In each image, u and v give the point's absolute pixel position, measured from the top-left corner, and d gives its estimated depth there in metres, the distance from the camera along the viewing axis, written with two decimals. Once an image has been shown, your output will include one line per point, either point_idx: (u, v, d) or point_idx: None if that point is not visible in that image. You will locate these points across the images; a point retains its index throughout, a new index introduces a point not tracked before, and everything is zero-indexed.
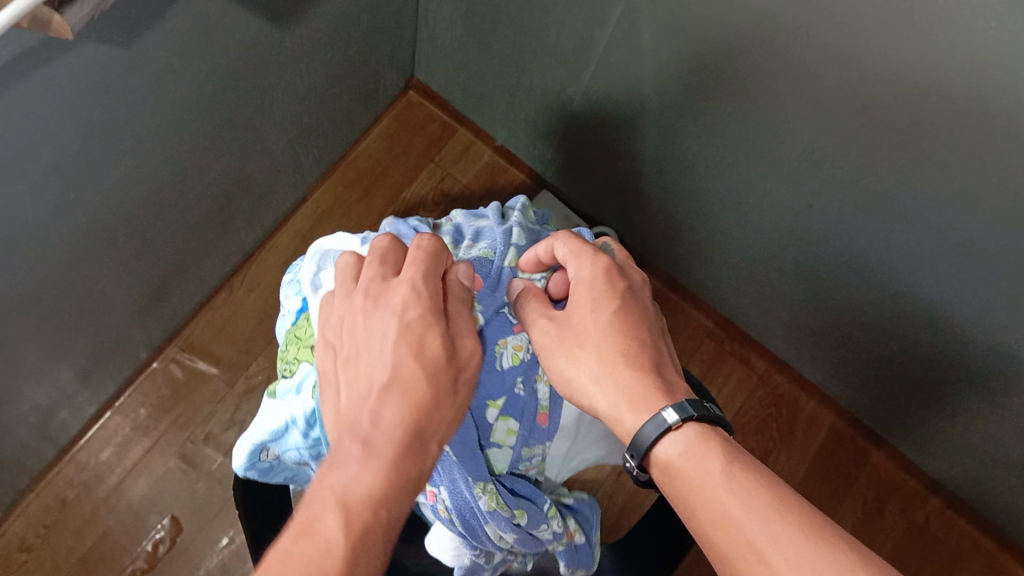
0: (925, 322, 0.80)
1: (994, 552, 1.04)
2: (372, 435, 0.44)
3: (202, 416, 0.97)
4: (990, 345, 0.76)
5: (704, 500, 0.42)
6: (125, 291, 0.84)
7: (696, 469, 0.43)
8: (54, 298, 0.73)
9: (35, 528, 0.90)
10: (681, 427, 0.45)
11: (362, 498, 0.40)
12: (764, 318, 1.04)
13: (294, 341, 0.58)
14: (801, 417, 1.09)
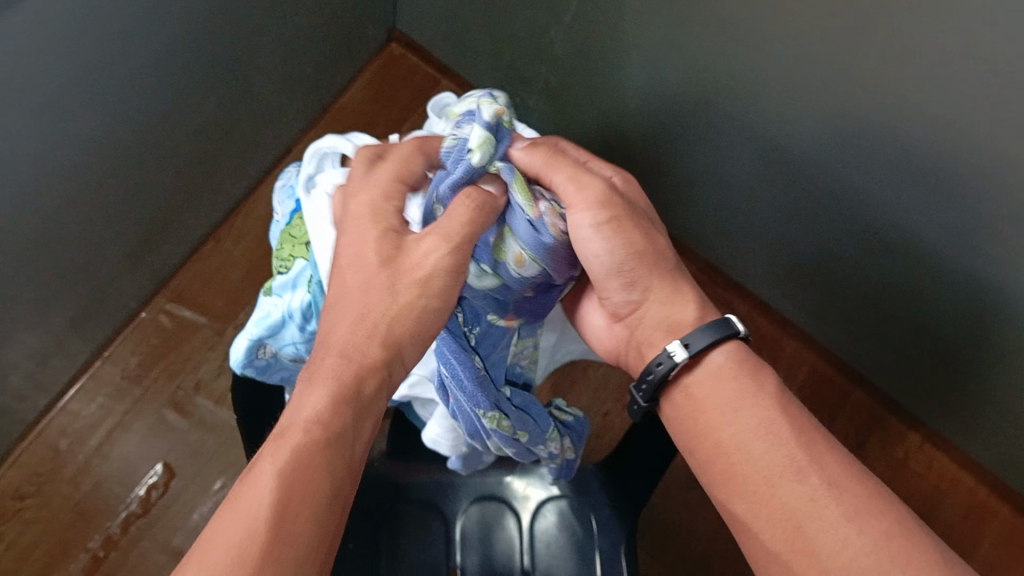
0: (900, 258, 0.82)
1: (974, 485, 1.05)
2: (337, 364, 0.46)
3: (192, 364, 0.98)
4: (961, 277, 0.77)
5: (738, 418, 0.49)
6: (108, 242, 0.85)
7: (727, 393, 0.51)
8: (41, 244, 0.74)
9: (29, 477, 0.91)
10: (716, 349, 0.52)
11: (308, 432, 0.43)
12: (745, 260, 1.05)
13: (289, 239, 0.61)
14: (783, 358, 1.11)
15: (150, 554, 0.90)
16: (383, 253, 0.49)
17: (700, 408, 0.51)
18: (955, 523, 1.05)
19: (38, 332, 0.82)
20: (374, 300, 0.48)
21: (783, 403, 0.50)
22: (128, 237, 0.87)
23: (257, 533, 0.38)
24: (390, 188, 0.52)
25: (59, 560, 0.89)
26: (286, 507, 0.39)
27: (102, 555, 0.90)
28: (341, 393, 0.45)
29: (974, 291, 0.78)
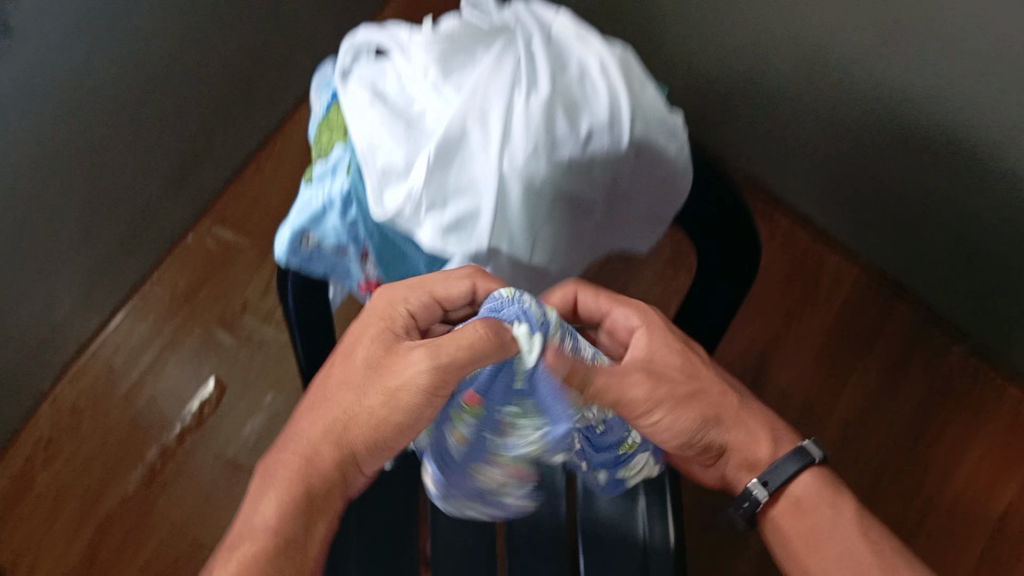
0: (935, 163, 0.80)
1: (1021, 399, 1.01)
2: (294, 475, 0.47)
3: (238, 286, 1.00)
4: (994, 182, 0.75)
5: (839, 541, 0.49)
6: (135, 163, 0.86)
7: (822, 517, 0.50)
8: (60, 165, 0.77)
9: (84, 394, 0.96)
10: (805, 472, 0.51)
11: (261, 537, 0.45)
12: (788, 174, 1.03)
13: (327, 125, 0.57)
14: (825, 276, 1.09)
15: (204, 467, 0.95)
16: (373, 358, 0.47)
17: (804, 538, 0.50)
18: (999, 437, 1.01)
19: (66, 256, 0.85)
20: (350, 400, 0.47)
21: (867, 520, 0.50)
22: (158, 159, 0.88)
23: None
24: (388, 300, 0.49)
25: (117, 473, 0.95)
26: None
27: (159, 468, 0.95)
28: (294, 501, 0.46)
29: (997, 196, 0.76)
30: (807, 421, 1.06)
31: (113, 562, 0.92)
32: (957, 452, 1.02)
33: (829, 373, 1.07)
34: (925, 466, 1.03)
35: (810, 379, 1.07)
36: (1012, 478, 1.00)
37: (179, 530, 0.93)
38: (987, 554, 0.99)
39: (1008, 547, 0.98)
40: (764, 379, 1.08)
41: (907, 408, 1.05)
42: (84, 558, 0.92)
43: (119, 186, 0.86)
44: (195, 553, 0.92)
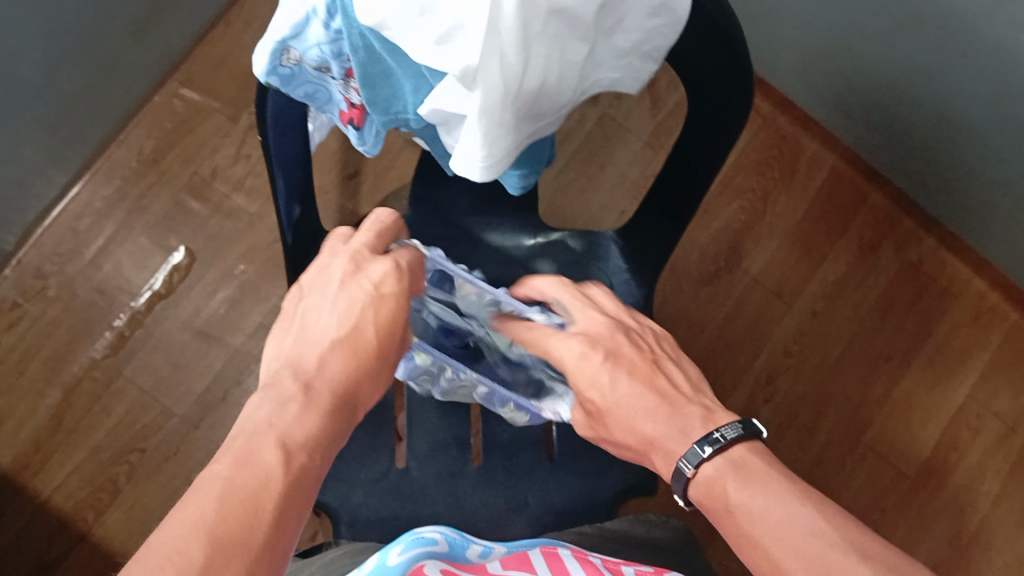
0: (922, 33, 0.78)
1: (984, 288, 1.05)
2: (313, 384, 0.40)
3: (207, 150, 0.97)
4: (983, 47, 0.74)
5: (743, 526, 0.40)
6: (98, 10, 0.82)
7: (729, 490, 0.41)
8: (28, 12, 0.75)
9: (50, 257, 0.94)
10: (711, 458, 0.42)
11: (301, 440, 0.36)
12: (767, 56, 1.01)
13: None
14: (802, 158, 1.06)
15: (173, 332, 0.94)
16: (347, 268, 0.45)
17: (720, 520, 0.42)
18: (962, 324, 1.05)
19: (34, 109, 0.83)
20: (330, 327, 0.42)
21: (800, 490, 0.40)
22: (121, 7, 0.85)
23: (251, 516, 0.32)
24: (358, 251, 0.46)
25: (84, 337, 0.94)
26: (290, 490, 0.34)
27: (126, 334, 0.94)
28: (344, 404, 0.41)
29: (988, 68, 0.76)
30: (779, 307, 1.04)
31: (83, 424, 0.92)
32: (921, 336, 1.04)
33: (802, 259, 1.05)
34: (890, 351, 1.04)
35: (783, 265, 1.05)
36: (971, 364, 1.04)
37: (147, 397, 0.93)
38: (943, 436, 1.02)
39: (964, 427, 1.02)
40: (736, 263, 1.05)
41: (877, 292, 1.05)
42: (51, 421, 0.92)
43: (83, 35, 0.83)
44: (165, 417, 0.93)
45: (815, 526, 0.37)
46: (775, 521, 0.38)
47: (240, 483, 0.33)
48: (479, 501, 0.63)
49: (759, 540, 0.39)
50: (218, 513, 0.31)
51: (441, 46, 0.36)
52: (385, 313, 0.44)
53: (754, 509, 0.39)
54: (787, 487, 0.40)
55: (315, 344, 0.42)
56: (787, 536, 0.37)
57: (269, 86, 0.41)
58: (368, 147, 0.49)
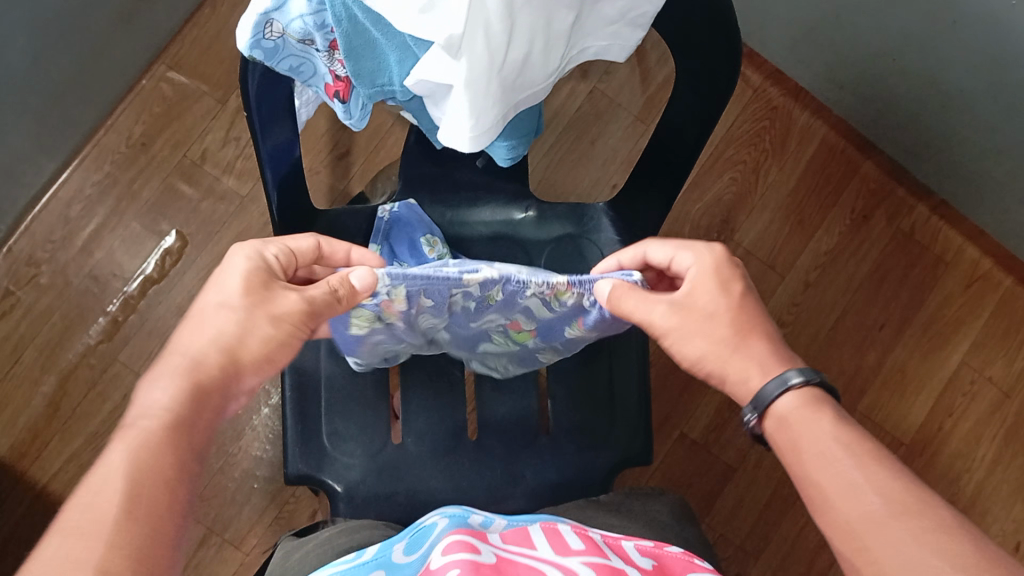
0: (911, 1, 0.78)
1: (977, 256, 1.05)
2: (186, 370, 0.44)
3: (197, 134, 0.97)
4: (971, 14, 0.74)
5: (819, 453, 0.43)
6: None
7: (811, 421, 0.44)
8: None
9: (41, 244, 0.94)
10: (795, 390, 0.46)
11: (169, 426, 0.41)
12: (756, 28, 1.01)
13: None
14: (794, 129, 1.06)
15: (167, 317, 0.94)
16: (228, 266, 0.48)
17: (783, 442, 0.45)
18: (956, 292, 1.05)
19: (22, 96, 0.83)
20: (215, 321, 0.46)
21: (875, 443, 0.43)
22: None
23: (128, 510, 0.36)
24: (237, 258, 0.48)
25: (78, 323, 0.94)
26: (156, 479, 0.38)
27: (121, 320, 0.94)
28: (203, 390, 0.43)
29: (975, 33, 0.76)
30: (773, 278, 1.04)
31: (80, 411, 0.92)
32: (915, 304, 1.05)
33: (795, 231, 1.05)
34: (884, 320, 1.04)
35: (777, 235, 1.05)
36: (965, 332, 1.04)
37: (143, 382, 0.93)
38: (938, 404, 1.03)
39: (959, 395, 1.03)
40: (728, 236, 1.04)
41: (869, 263, 1.05)
42: (48, 409, 0.92)
43: (69, 20, 0.82)
44: None
45: (884, 475, 0.41)
46: (852, 459, 0.42)
47: (130, 492, 0.37)
48: (478, 474, 0.63)
49: (826, 476, 0.42)
50: (111, 519, 0.36)
51: (425, 16, 0.36)
52: (258, 273, 0.47)
53: (818, 456, 0.43)
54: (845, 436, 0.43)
55: (223, 329, 0.45)
56: (855, 480, 0.41)
57: (253, 58, 0.41)
58: (355, 121, 0.48)
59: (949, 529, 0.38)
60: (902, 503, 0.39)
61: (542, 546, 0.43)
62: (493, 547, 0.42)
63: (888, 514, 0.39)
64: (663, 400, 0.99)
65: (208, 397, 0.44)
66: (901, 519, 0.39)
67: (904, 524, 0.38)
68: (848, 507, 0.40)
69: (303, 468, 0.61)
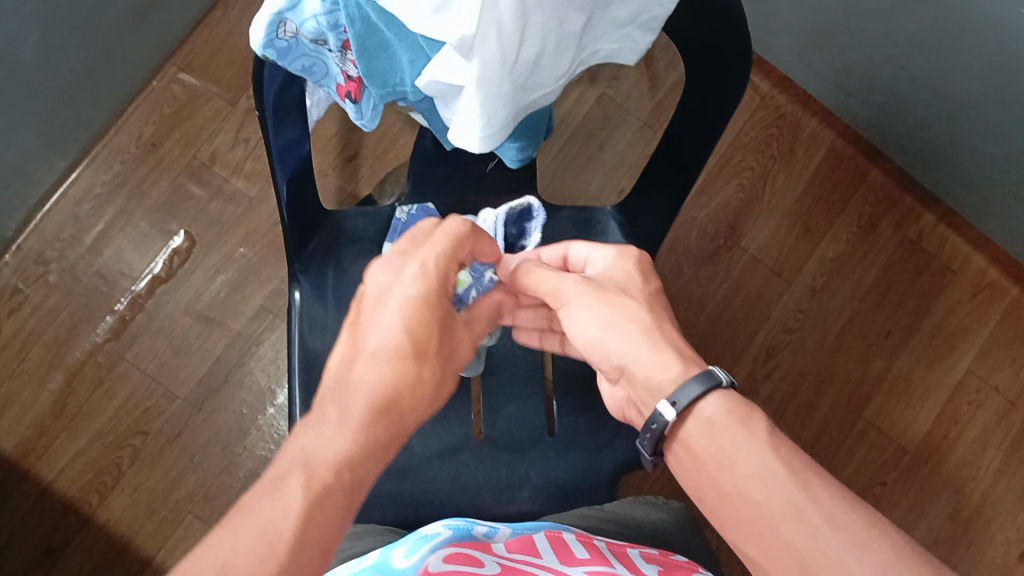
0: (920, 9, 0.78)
1: (984, 264, 1.05)
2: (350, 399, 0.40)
3: (206, 134, 0.97)
4: (980, 22, 0.74)
5: (748, 475, 0.40)
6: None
7: (735, 442, 0.41)
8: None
9: (50, 243, 0.95)
10: (708, 399, 0.43)
11: (347, 465, 0.37)
12: (765, 35, 1.01)
13: None
14: (801, 136, 1.06)
15: (175, 316, 0.95)
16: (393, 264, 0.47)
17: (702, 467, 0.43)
18: (963, 301, 1.05)
19: (34, 95, 0.83)
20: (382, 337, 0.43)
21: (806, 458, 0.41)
22: None
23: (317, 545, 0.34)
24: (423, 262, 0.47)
25: (85, 321, 0.94)
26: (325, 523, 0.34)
27: (128, 318, 0.95)
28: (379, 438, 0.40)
29: (982, 41, 0.76)
30: (779, 285, 1.04)
31: (86, 409, 0.92)
32: (921, 312, 1.05)
33: (802, 238, 1.05)
34: (890, 327, 1.04)
35: (783, 242, 1.05)
36: (972, 340, 1.04)
37: (150, 381, 0.93)
38: (943, 412, 1.03)
39: (964, 403, 1.03)
40: (735, 242, 1.05)
41: (875, 270, 1.05)
42: (55, 406, 0.92)
43: (82, 20, 0.83)
44: (168, 401, 0.93)
45: (825, 494, 0.39)
46: (787, 484, 0.39)
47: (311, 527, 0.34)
48: (482, 474, 0.64)
49: (765, 493, 0.40)
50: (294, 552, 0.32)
51: (437, 17, 0.36)
52: (432, 310, 0.45)
53: (746, 476, 0.41)
54: (766, 439, 0.41)
55: (403, 371, 0.42)
56: (794, 500, 0.39)
57: (266, 58, 0.41)
58: (366, 121, 0.49)
59: (895, 556, 0.36)
60: (844, 521, 0.37)
61: (547, 554, 0.44)
62: (496, 556, 0.44)
63: (834, 537, 0.37)
64: None
65: (379, 445, 0.39)
66: (839, 535, 0.37)
67: (861, 557, 0.36)
68: (793, 532, 0.38)
69: None
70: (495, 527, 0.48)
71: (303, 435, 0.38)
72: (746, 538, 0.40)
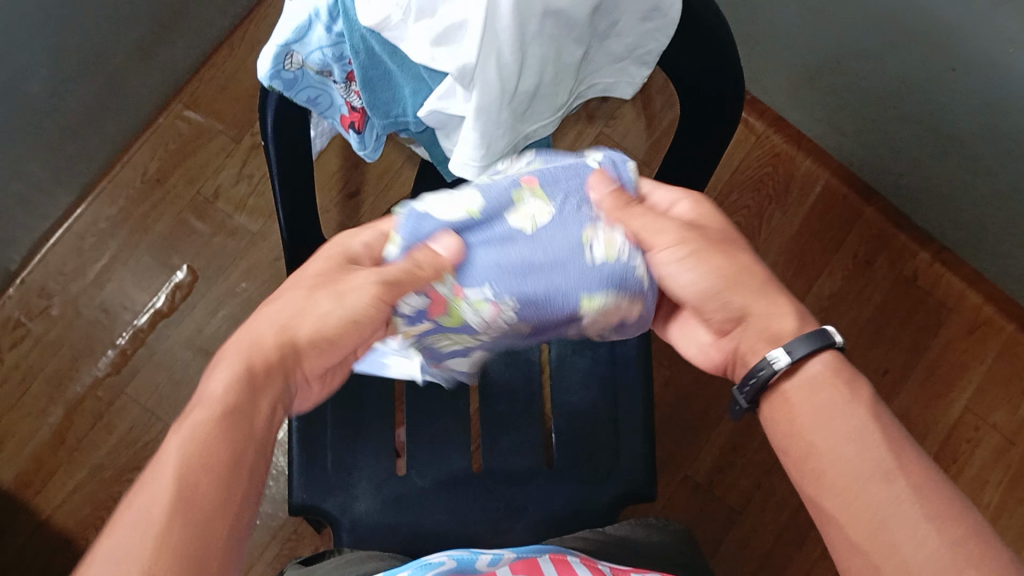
0: (906, 49, 0.80)
1: (980, 301, 1.05)
2: (258, 339, 0.40)
3: (210, 171, 0.99)
4: (969, 64, 0.76)
5: (836, 445, 0.38)
6: (104, 34, 0.84)
7: (826, 405, 0.39)
8: (39, 36, 0.77)
9: (54, 276, 0.96)
10: (814, 357, 0.41)
11: (223, 398, 0.36)
12: (760, 76, 1.03)
13: None
14: (796, 175, 1.08)
15: (175, 350, 0.95)
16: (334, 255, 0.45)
17: (795, 427, 0.40)
18: (958, 339, 1.05)
19: (42, 130, 0.85)
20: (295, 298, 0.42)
21: (894, 434, 0.38)
22: (127, 31, 0.87)
23: (215, 468, 0.34)
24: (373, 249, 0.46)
25: (87, 354, 0.95)
26: (209, 460, 0.33)
27: (129, 352, 0.95)
28: (248, 375, 0.38)
29: (971, 82, 0.78)
30: None
31: (85, 442, 0.92)
32: (917, 349, 1.05)
33: (797, 275, 1.06)
34: (887, 364, 1.05)
35: (780, 278, 1.06)
36: (968, 378, 1.04)
37: (149, 414, 0.94)
38: (941, 450, 1.03)
39: (963, 441, 1.03)
40: None
41: (871, 307, 1.06)
42: (54, 439, 0.92)
43: (90, 58, 0.84)
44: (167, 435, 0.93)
45: (920, 465, 0.37)
46: (886, 450, 0.37)
47: (194, 448, 0.34)
48: (480, 507, 0.64)
49: (867, 490, 0.36)
50: (184, 478, 0.33)
51: (437, 48, 0.38)
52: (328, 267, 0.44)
53: (845, 447, 0.38)
54: (871, 420, 0.38)
55: (288, 305, 0.41)
56: (884, 465, 0.37)
57: (272, 88, 0.42)
58: (368, 152, 0.50)
59: (983, 547, 0.33)
60: (948, 514, 0.35)
61: None
62: None
63: (931, 503, 0.35)
64: (667, 440, 0.99)
65: (263, 380, 0.38)
66: (931, 503, 0.35)
67: (944, 531, 0.34)
68: (877, 494, 0.36)
69: (307, 498, 0.62)
70: (499, 552, 0.46)
71: (208, 376, 0.38)
72: (818, 491, 0.38)
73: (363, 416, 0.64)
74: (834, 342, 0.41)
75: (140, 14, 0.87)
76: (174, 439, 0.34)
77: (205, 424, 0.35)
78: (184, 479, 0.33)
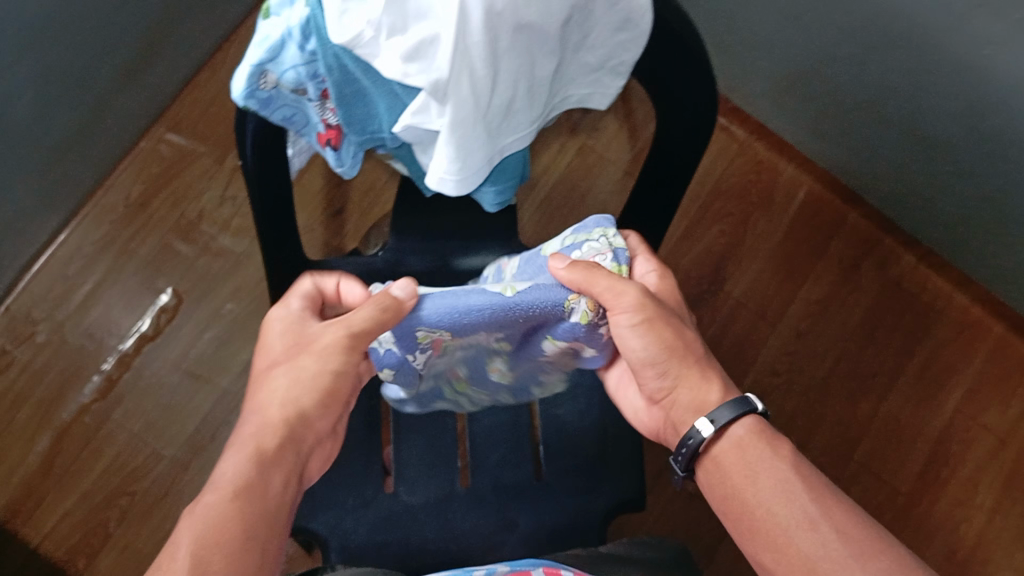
0: (882, 53, 0.81)
1: (968, 302, 1.06)
2: (270, 421, 0.45)
3: (194, 193, 0.99)
4: (945, 67, 0.77)
5: (763, 505, 0.44)
6: (86, 60, 0.85)
7: (750, 467, 0.46)
8: (22, 64, 0.77)
9: (39, 302, 0.95)
10: (734, 424, 0.47)
11: (240, 482, 0.40)
12: (740, 85, 1.03)
13: None
14: (779, 182, 1.08)
15: (163, 372, 0.95)
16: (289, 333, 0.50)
17: (726, 485, 0.47)
18: (947, 340, 1.05)
19: (26, 156, 0.85)
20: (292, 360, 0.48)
21: (817, 487, 0.44)
22: (109, 57, 0.87)
23: (238, 543, 0.38)
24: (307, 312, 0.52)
25: (75, 380, 0.94)
26: (222, 528, 0.37)
27: (116, 377, 0.95)
28: (258, 454, 0.43)
29: (949, 88, 0.79)
30: (764, 327, 1.06)
31: (73, 468, 0.92)
32: (906, 352, 1.05)
33: (785, 281, 1.07)
34: (877, 368, 1.05)
35: (767, 287, 1.06)
36: (957, 380, 1.04)
37: (137, 439, 0.93)
38: (934, 452, 1.02)
39: (954, 443, 1.03)
40: (719, 288, 1.06)
41: (859, 311, 1.06)
42: (42, 466, 0.92)
43: (74, 85, 0.85)
44: (156, 459, 0.93)
45: (839, 511, 0.43)
46: (806, 503, 0.43)
47: (208, 531, 0.37)
48: (470, 521, 0.64)
49: (790, 535, 0.43)
50: (202, 554, 0.36)
51: (409, 63, 0.38)
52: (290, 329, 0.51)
53: (767, 499, 0.44)
54: (793, 475, 0.45)
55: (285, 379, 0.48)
56: (805, 517, 0.43)
57: (248, 107, 0.43)
58: (346, 168, 0.50)
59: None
60: (867, 548, 0.41)
61: None
62: None
63: (843, 544, 0.41)
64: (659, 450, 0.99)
65: (277, 459, 0.44)
66: (846, 545, 0.41)
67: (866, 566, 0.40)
68: (803, 546, 0.42)
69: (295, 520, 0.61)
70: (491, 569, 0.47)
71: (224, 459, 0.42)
72: (759, 549, 0.45)
73: (350, 435, 0.64)
74: (753, 410, 0.48)
75: (122, 40, 0.87)
76: (189, 522, 0.37)
77: (216, 504, 0.39)
78: (202, 547, 0.36)
